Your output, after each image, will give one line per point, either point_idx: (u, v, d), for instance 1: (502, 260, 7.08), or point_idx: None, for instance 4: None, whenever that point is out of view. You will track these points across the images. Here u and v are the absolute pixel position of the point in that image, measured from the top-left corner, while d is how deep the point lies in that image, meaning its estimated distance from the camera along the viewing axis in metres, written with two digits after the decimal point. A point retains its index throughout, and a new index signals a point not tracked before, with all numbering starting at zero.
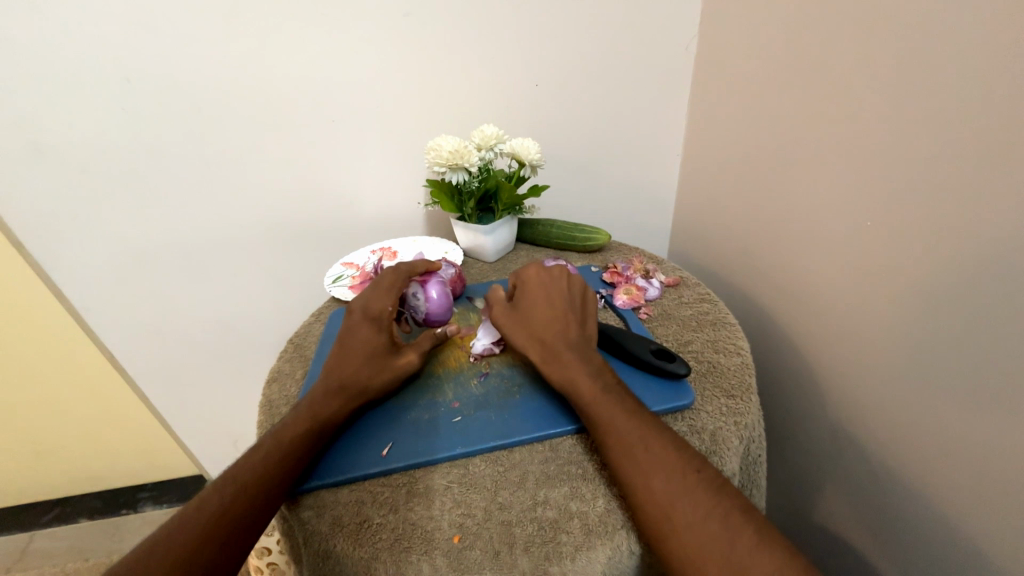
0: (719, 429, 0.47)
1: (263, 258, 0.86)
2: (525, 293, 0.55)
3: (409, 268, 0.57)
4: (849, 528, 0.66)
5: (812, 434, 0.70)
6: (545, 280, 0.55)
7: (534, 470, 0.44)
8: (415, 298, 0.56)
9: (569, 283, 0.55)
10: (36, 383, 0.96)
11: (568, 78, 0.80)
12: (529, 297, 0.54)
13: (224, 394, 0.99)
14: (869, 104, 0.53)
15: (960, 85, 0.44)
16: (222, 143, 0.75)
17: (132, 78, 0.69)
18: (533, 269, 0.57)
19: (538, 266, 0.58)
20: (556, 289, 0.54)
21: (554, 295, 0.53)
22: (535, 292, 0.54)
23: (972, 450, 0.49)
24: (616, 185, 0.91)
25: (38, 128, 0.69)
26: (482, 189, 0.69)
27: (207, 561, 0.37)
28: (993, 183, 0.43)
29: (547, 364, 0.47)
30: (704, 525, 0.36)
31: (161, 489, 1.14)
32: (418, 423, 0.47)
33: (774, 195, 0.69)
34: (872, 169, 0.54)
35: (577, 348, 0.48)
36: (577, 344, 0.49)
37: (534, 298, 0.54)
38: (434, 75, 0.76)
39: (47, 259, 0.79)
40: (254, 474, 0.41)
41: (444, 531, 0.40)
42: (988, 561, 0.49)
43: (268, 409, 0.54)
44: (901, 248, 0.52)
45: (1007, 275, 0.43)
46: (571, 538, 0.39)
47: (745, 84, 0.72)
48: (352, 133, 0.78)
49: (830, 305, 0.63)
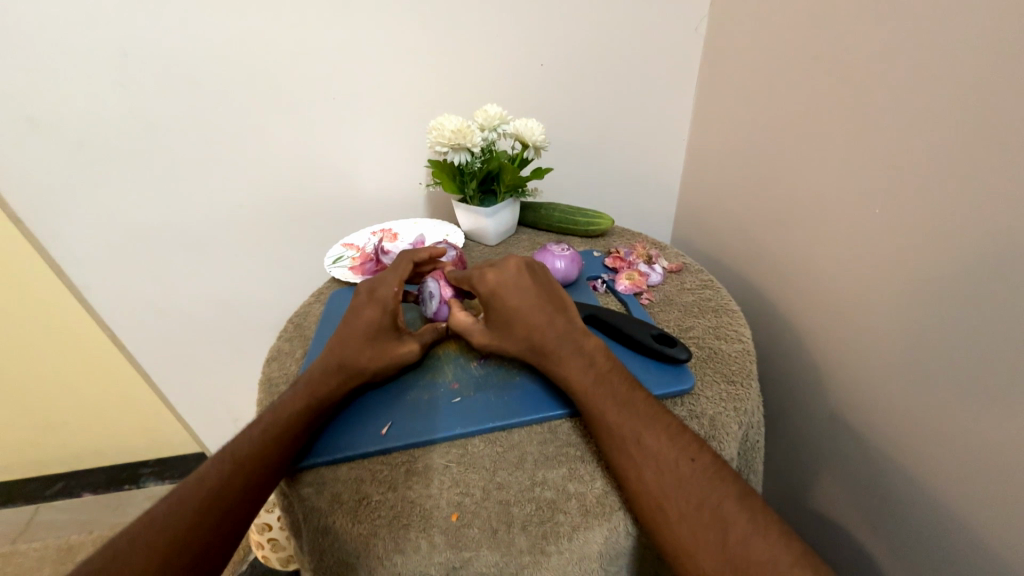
0: (718, 414, 0.47)
1: (261, 237, 0.85)
2: (498, 307, 0.50)
3: (411, 256, 0.56)
4: (841, 514, 0.67)
5: (808, 422, 0.71)
6: (510, 286, 0.50)
7: (533, 452, 0.44)
8: (429, 301, 0.55)
9: (546, 279, 0.52)
10: (36, 360, 0.96)
11: (572, 56, 0.77)
12: (502, 310, 0.49)
13: (225, 373, 0.99)
14: (880, 87, 0.51)
15: (974, 68, 0.43)
16: (217, 118, 0.74)
17: (127, 50, 0.67)
18: (491, 279, 0.51)
19: (495, 274, 0.51)
20: (525, 293, 0.50)
21: (528, 301, 0.49)
22: (509, 303, 0.49)
23: (967, 440, 0.49)
24: (620, 169, 0.89)
25: (31, 100, 0.68)
26: (484, 171, 0.68)
27: (207, 534, 0.37)
28: (1001, 170, 0.42)
29: (560, 365, 0.46)
30: (703, 508, 0.36)
31: (163, 466, 1.16)
32: (418, 403, 0.47)
33: (778, 180, 0.68)
34: (880, 154, 0.52)
35: (568, 339, 0.47)
36: (566, 336, 0.47)
37: (511, 310, 0.49)
38: (436, 52, 0.74)
39: (43, 234, 0.78)
40: (254, 448, 0.41)
41: (442, 509, 0.40)
42: (976, 548, 0.50)
43: (267, 387, 0.54)
44: (906, 235, 0.51)
45: (1011, 265, 0.42)
46: (568, 519, 0.39)
47: (755, 65, 0.70)
48: (352, 111, 0.76)
49: (832, 294, 0.62)
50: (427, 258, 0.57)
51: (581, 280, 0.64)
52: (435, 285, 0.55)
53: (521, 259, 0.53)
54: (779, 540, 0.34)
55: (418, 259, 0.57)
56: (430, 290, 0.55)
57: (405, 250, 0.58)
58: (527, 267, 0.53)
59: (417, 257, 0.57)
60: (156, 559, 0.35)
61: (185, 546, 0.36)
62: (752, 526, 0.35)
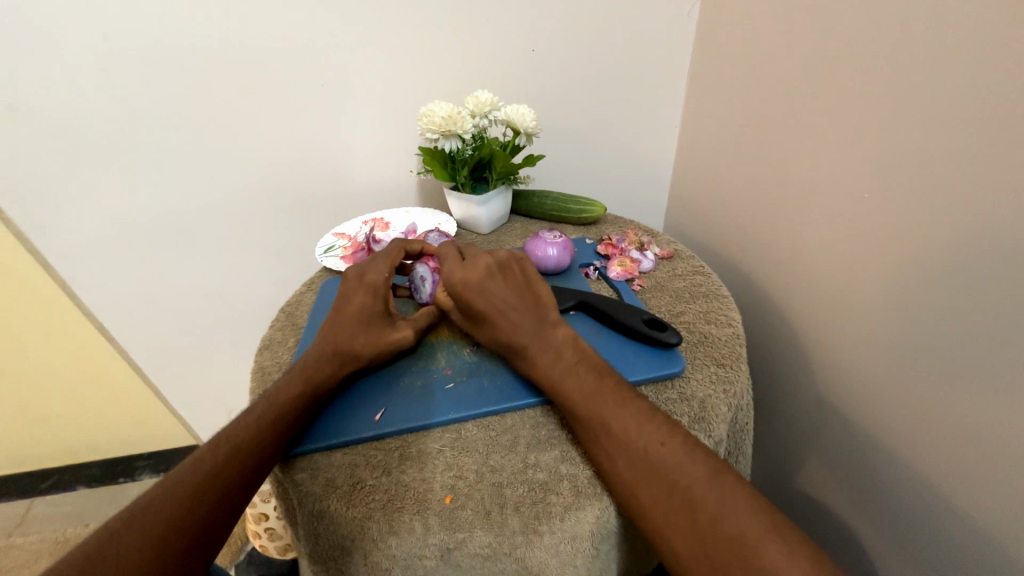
0: (708, 397, 0.48)
1: (251, 226, 0.84)
2: (466, 307, 0.49)
3: (403, 243, 0.56)
4: (828, 494, 0.69)
5: (797, 406, 0.72)
6: (475, 288, 0.48)
7: (525, 435, 0.45)
8: (421, 282, 0.56)
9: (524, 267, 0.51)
10: (23, 354, 0.95)
11: (565, 41, 0.77)
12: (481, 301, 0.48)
13: (218, 366, 0.99)
14: (871, 70, 0.51)
15: (961, 51, 0.43)
16: (203, 104, 0.72)
17: (108, 35, 0.66)
18: (455, 277, 0.49)
19: (459, 272, 0.49)
20: (489, 295, 0.47)
21: (495, 304, 0.47)
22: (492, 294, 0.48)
23: (949, 418, 0.50)
24: (612, 157, 0.89)
25: (11, 87, 0.66)
26: (476, 158, 0.67)
27: (203, 517, 0.37)
28: (988, 153, 0.42)
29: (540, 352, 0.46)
30: (680, 492, 0.37)
31: (157, 458, 1.15)
32: (411, 389, 0.48)
33: (768, 167, 0.68)
34: (870, 139, 0.53)
35: (537, 340, 0.46)
36: (535, 337, 0.46)
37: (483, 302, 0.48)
38: (427, 37, 0.73)
39: (28, 225, 0.77)
40: (249, 433, 0.41)
41: (436, 492, 0.40)
42: (957, 523, 0.52)
43: (260, 375, 0.54)
44: (895, 220, 0.51)
45: (995, 247, 0.43)
46: (559, 499, 0.40)
47: (747, 49, 0.69)
48: (342, 99, 0.75)
49: (819, 279, 0.63)
50: (420, 251, 0.57)
51: (573, 268, 0.65)
52: (425, 268, 0.56)
53: (488, 256, 0.49)
54: (751, 514, 0.35)
55: (411, 250, 0.56)
56: (421, 272, 0.56)
57: (396, 237, 0.58)
58: (495, 262, 0.49)
59: (408, 245, 0.56)
60: (153, 542, 0.35)
61: (185, 529, 0.36)
62: (723, 503, 0.36)
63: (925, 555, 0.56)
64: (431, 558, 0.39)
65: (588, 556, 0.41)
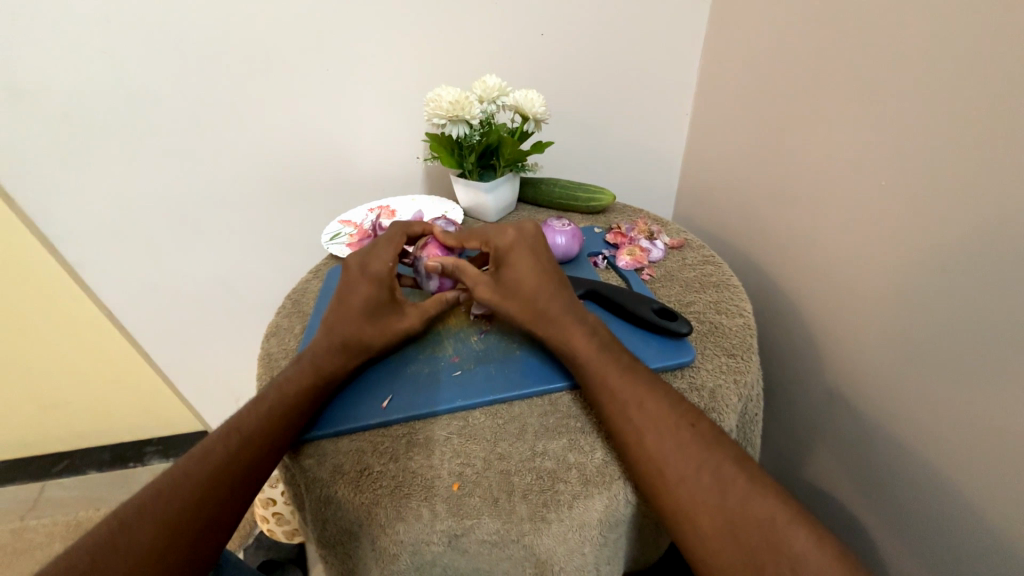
0: (719, 387, 0.48)
1: (258, 214, 0.84)
2: (512, 266, 0.48)
3: (405, 226, 0.55)
4: (835, 487, 0.68)
5: (804, 398, 0.71)
6: (528, 248, 0.50)
7: (533, 423, 0.44)
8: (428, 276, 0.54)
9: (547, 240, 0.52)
10: (34, 340, 0.95)
11: (573, 25, 0.75)
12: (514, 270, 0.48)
13: (225, 352, 1.00)
14: (883, 52, 0.50)
15: (977, 31, 0.41)
16: (208, 92, 0.72)
17: (112, 20, 0.65)
18: (509, 236, 0.50)
19: (512, 231, 0.51)
20: (541, 255, 0.49)
21: (544, 267, 0.49)
22: (519, 262, 0.48)
23: (960, 415, 0.49)
24: (621, 147, 0.88)
25: (17, 72, 0.66)
26: (483, 144, 0.66)
27: (218, 504, 0.38)
28: (1001, 141, 0.41)
29: (549, 327, 0.46)
30: (690, 484, 0.37)
31: (167, 443, 1.17)
32: (418, 376, 0.47)
33: (777, 155, 0.66)
34: (882, 126, 0.51)
35: (569, 310, 0.46)
36: (571, 307, 0.46)
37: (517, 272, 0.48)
38: (435, 23, 0.71)
39: (34, 212, 0.77)
40: (257, 424, 0.41)
41: (444, 479, 0.40)
42: (966, 520, 0.51)
43: (268, 362, 0.54)
44: (908, 211, 0.50)
45: (1010, 240, 0.42)
46: (568, 488, 0.39)
47: (758, 32, 0.67)
48: (347, 87, 0.75)
49: (828, 270, 0.62)
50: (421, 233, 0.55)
51: (581, 256, 0.64)
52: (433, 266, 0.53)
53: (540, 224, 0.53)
54: (762, 506, 0.35)
55: (411, 233, 0.55)
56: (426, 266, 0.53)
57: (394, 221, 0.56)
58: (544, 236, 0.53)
59: (410, 230, 0.55)
60: (166, 528, 0.36)
61: (198, 520, 0.37)
62: (732, 494, 0.36)
63: (932, 551, 0.56)
64: (438, 544, 0.39)
65: (596, 544, 0.41)
